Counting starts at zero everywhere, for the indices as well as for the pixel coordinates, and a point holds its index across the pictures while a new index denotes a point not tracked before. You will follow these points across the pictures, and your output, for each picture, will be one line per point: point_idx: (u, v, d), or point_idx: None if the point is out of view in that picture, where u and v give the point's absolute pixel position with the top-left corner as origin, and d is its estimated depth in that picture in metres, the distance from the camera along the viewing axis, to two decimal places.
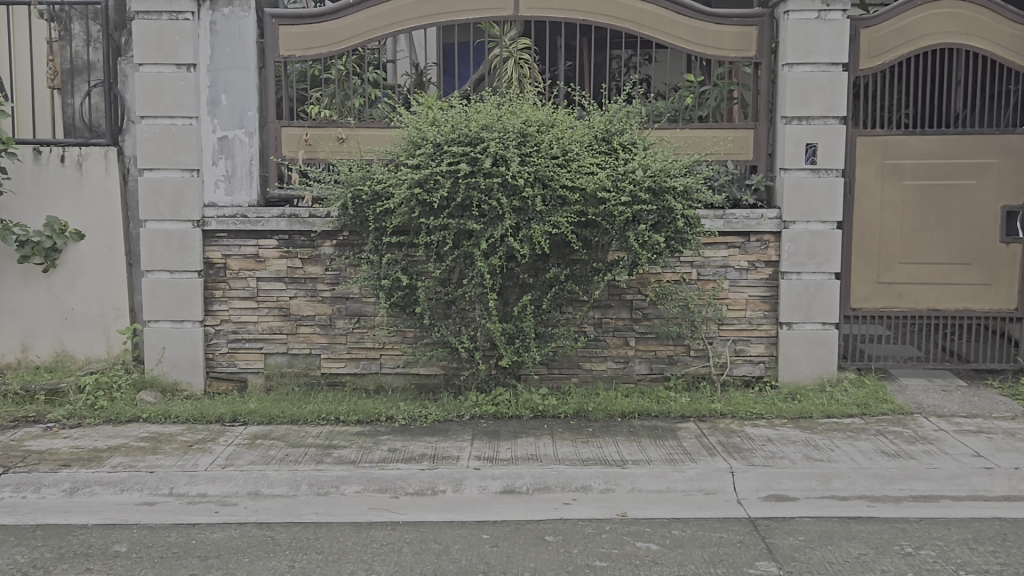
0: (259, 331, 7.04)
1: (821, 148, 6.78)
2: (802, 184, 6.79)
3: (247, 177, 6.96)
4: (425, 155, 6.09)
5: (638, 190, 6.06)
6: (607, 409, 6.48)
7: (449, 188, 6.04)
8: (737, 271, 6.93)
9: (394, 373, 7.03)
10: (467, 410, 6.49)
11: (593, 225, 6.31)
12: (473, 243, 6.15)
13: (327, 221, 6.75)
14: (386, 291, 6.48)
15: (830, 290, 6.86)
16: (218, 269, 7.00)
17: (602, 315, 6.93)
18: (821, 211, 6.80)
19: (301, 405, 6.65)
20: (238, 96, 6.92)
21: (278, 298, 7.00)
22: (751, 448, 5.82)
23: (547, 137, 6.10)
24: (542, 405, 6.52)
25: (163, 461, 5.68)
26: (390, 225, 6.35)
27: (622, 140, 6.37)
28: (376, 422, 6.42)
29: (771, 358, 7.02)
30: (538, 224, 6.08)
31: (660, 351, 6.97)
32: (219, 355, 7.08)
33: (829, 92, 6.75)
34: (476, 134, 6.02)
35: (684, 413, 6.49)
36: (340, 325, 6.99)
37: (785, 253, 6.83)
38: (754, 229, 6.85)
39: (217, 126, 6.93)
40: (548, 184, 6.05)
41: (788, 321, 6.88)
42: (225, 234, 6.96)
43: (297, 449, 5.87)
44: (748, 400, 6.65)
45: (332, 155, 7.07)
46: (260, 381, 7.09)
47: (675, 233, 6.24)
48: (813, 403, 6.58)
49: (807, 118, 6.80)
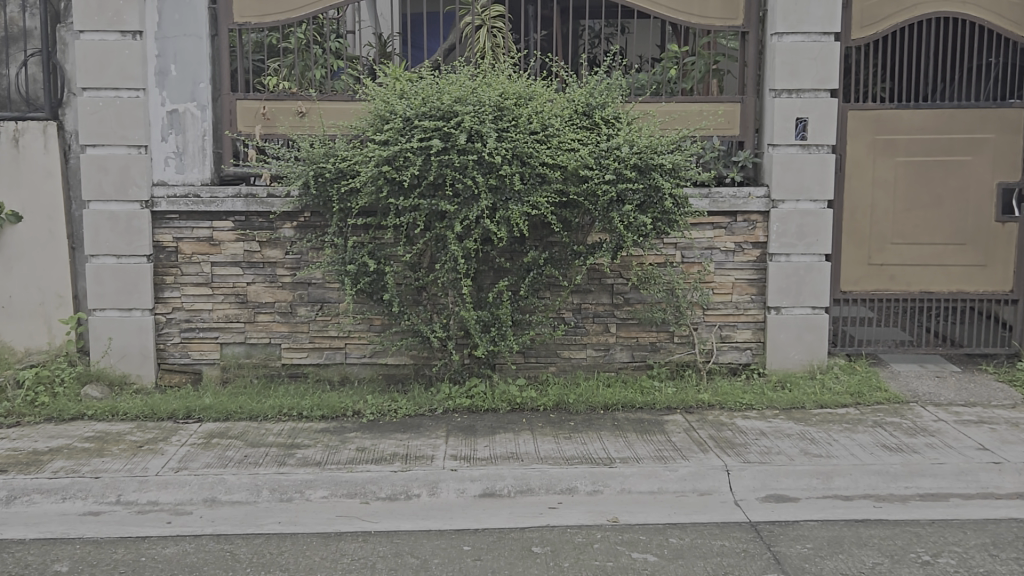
0: (214, 319, 6.56)
1: (812, 123, 6.42)
2: (792, 162, 6.43)
3: (200, 154, 6.48)
4: (394, 130, 5.64)
5: (623, 168, 5.68)
6: (589, 400, 6.10)
7: (420, 166, 5.60)
8: (723, 253, 6.57)
9: (360, 364, 6.59)
10: (439, 404, 6.07)
11: (573, 205, 5.91)
12: (446, 225, 5.72)
13: (287, 201, 6.27)
14: (352, 277, 6.01)
15: (821, 272, 6.51)
16: (169, 253, 6.51)
17: (581, 300, 6.52)
18: (811, 189, 6.45)
19: (260, 399, 6.19)
20: (189, 67, 6.40)
21: (235, 285, 6.52)
22: (744, 442, 5.47)
23: (525, 111, 5.68)
24: (519, 397, 6.13)
25: (109, 465, 5.20)
26: (356, 206, 5.88)
27: (604, 114, 5.96)
28: (342, 418, 5.99)
29: (758, 344, 6.67)
30: (517, 205, 5.65)
31: (642, 338, 6.60)
32: (171, 346, 6.59)
33: (820, 63, 6.37)
34: (449, 107, 5.59)
35: (670, 404, 6.13)
36: (301, 313, 6.52)
37: (774, 234, 6.47)
38: (741, 208, 6.48)
39: (166, 99, 6.41)
40: (527, 161, 5.63)
41: (777, 305, 6.53)
42: (176, 215, 6.46)
43: (258, 450, 5.42)
44: (736, 390, 6.30)
45: (292, 130, 6.56)
46: (215, 373, 6.60)
47: (662, 214, 5.85)
48: (804, 392, 6.24)
49: (798, 90, 6.43)
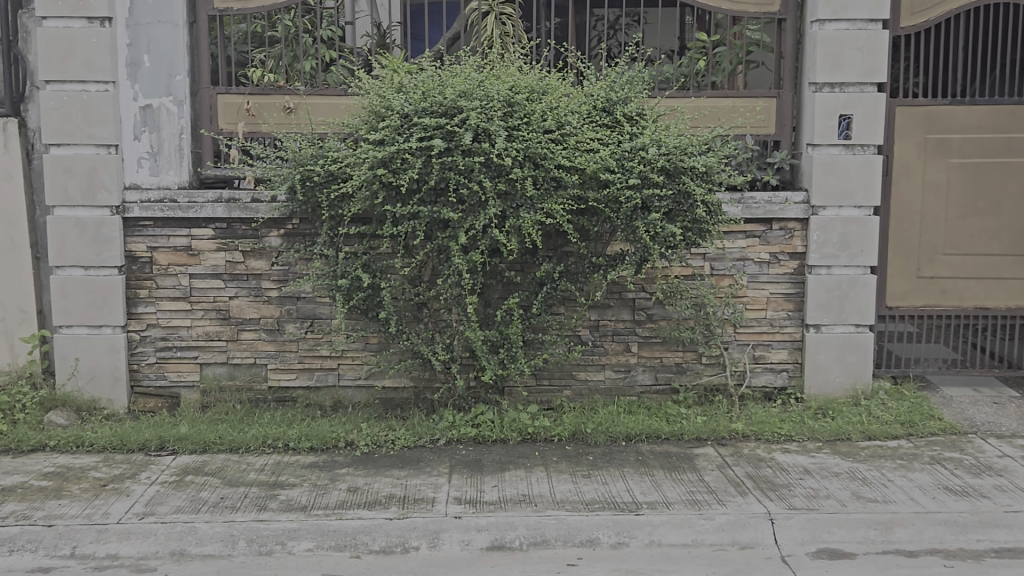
0: (193, 337, 5.92)
1: (857, 120, 5.76)
2: (834, 163, 5.78)
3: (176, 154, 5.85)
4: (390, 128, 5.01)
5: (649, 171, 5.04)
6: (609, 430, 5.46)
7: (420, 168, 4.96)
8: (757, 265, 5.93)
9: (354, 387, 5.95)
10: (442, 434, 5.44)
11: (591, 212, 5.27)
12: (449, 236, 5.09)
13: (273, 207, 5.64)
14: (344, 293, 5.38)
15: (865, 287, 5.86)
16: (144, 264, 5.87)
17: (599, 317, 5.89)
18: (855, 194, 5.79)
19: (242, 428, 5.55)
20: (164, 57, 5.76)
21: (216, 299, 5.88)
22: (786, 483, 4.82)
23: (537, 106, 5.05)
24: (532, 427, 5.49)
25: (65, 510, 4.56)
26: (349, 213, 5.24)
27: (626, 111, 5.32)
28: (333, 450, 5.35)
29: (795, 366, 6.02)
30: (529, 212, 5.01)
31: (667, 359, 5.96)
32: (146, 367, 5.95)
33: (867, 54, 5.71)
34: (452, 102, 4.95)
35: (699, 435, 5.49)
36: (290, 331, 5.89)
37: (814, 244, 5.82)
38: (777, 215, 5.84)
39: (139, 93, 5.77)
40: (540, 164, 5.00)
41: (816, 323, 5.88)
42: (151, 222, 5.82)
43: (236, 490, 4.79)
44: (773, 419, 5.65)
45: (280, 127, 5.92)
46: (195, 397, 5.96)
47: (693, 223, 5.18)
48: (849, 421, 5.60)
49: (841, 84, 5.78)
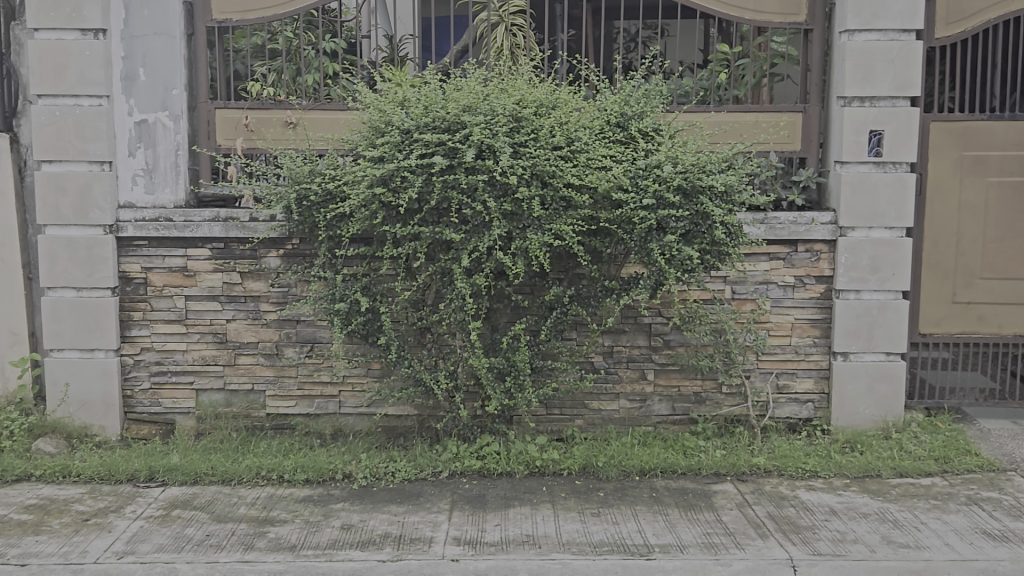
0: (189, 362, 5.68)
1: (888, 136, 5.44)
2: (864, 182, 5.45)
3: (172, 172, 5.61)
4: (390, 145, 4.75)
5: (665, 190, 4.74)
6: (622, 464, 5.16)
7: (421, 187, 4.69)
8: (781, 289, 5.60)
9: (356, 415, 5.68)
10: (445, 466, 5.16)
11: (604, 233, 4.98)
12: (452, 258, 4.81)
13: (271, 225, 5.40)
14: (342, 317, 5.12)
15: (897, 313, 5.53)
16: (138, 285, 5.64)
17: (613, 342, 5.59)
18: (886, 215, 5.47)
19: (236, 458, 5.29)
20: (160, 70, 5.54)
21: (213, 322, 5.64)
22: (810, 525, 4.49)
23: (545, 121, 4.78)
24: (540, 460, 5.19)
25: (42, 547, 4.30)
26: (347, 234, 4.98)
27: (641, 126, 5.03)
28: (330, 483, 5.08)
29: (821, 396, 5.68)
30: (536, 233, 4.73)
31: (684, 388, 5.64)
32: (139, 392, 5.71)
33: (899, 66, 5.39)
34: (455, 117, 4.69)
35: (718, 470, 5.16)
36: (289, 355, 5.63)
37: (842, 267, 5.50)
38: (803, 237, 5.52)
39: (134, 108, 5.55)
40: (548, 182, 4.73)
41: (844, 351, 5.55)
42: (145, 242, 5.59)
43: (223, 527, 4.52)
44: (797, 453, 5.31)
45: (278, 144, 5.68)
46: (190, 425, 5.71)
47: (712, 245, 4.85)
48: (878, 457, 5.25)
49: (871, 98, 5.46)
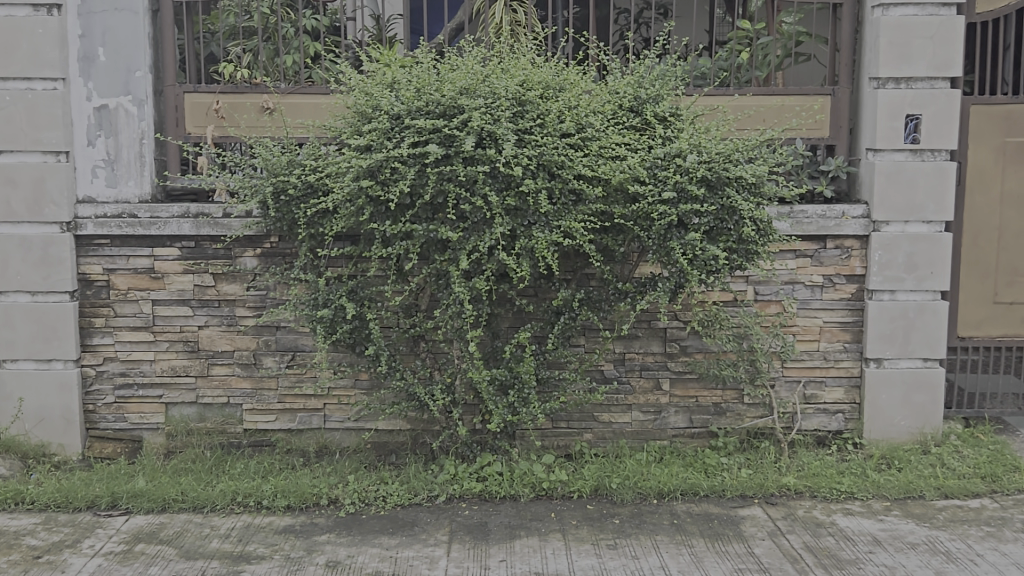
0: (157, 373, 5.14)
1: (926, 121, 4.94)
2: (900, 172, 4.95)
3: (136, 163, 5.06)
4: (378, 131, 4.22)
5: (687, 182, 4.22)
6: (638, 486, 4.66)
7: (413, 179, 4.17)
8: (809, 289, 5.10)
9: (342, 430, 5.16)
10: (441, 489, 4.65)
11: (617, 229, 4.46)
12: (449, 259, 4.29)
13: (246, 222, 4.86)
14: (326, 325, 4.58)
15: (935, 315, 5.04)
16: (100, 289, 5.09)
17: (625, 349, 5.09)
18: (923, 208, 4.97)
19: (210, 482, 4.76)
20: (122, 50, 4.97)
21: (183, 329, 5.11)
22: (854, 558, 4.00)
23: (553, 105, 4.26)
24: (547, 481, 4.68)
25: None
26: (331, 232, 4.45)
27: (658, 111, 4.52)
28: (314, 510, 4.56)
29: (852, 406, 5.19)
30: (543, 231, 4.21)
31: (703, 398, 5.14)
32: (103, 407, 5.18)
33: (939, 44, 4.88)
34: (452, 100, 4.16)
35: (744, 492, 4.66)
36: (268, 365, 5.11)
37: (875, 265, 5.00)
38: (833, 232, 5.02)
39: (93, 92, 4.98)
40: (555, 174, 4.21)
41: (877, 356, 5.06)
42: (107, 241, 5.04)
43: (192, 566, 3.99)
44: (830, 471, 4.82)
45: (253, 131, 5.12)
46: (159, 442, 5.18)
47: (740, 243, 4.34)
48: (919, 475, 4.77)
49: (908, 79, 4.95)
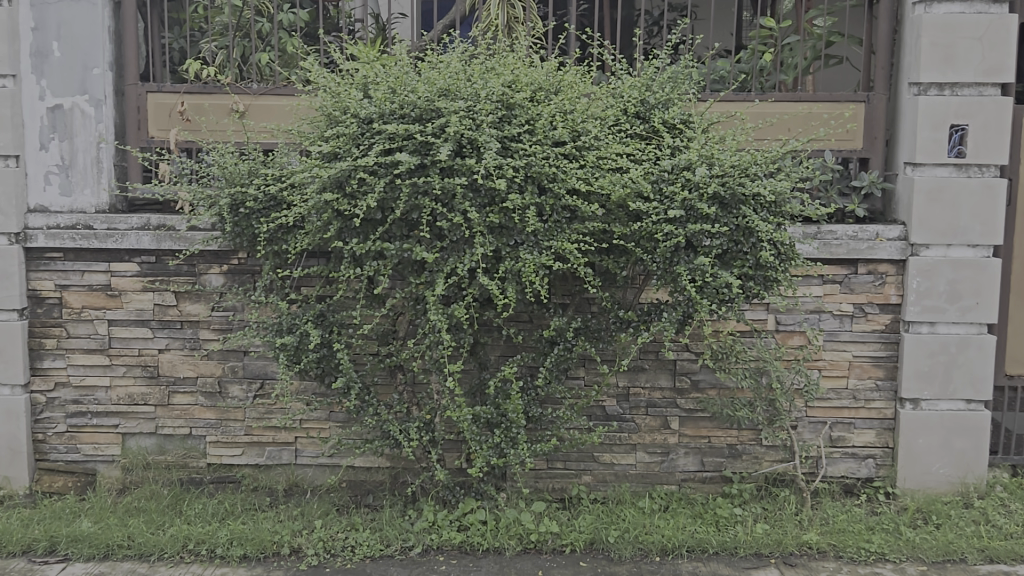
0: (113, 401, 4.68)
1: (973, 133, 4.38)
2: (942, 190, 4.40)
3: (92, 170, 4.61)
4: (344, 137, 3.73)
5: (697, 198, 3.68)
6: (639, 540, 4.12)
7: (383, 192, 3.67)
8: (837, 319, 4.55)
9: (315, 466, 4.67)
10: (418, 539, 4.14)
11: (618, 250, 3.94)
12: (424, 282, 3.79)
13: (208, 237, 4.39)
14: (290, 353, 4.08)
15: (980, 351, 4.47)
16: (51, 307, 4.63)
17: (629, 383, 4.57)
18: (969, 230, 4.41)
19: (161, 525, 4.28)
20: (78, 44, 4.52)
21: (142, 353, 4.64)
22: None
23: (544, 109, 3.74)
24: (536, 532, 4.15)
25: None
26: (296, 249, 3.96)
27: (666, 117, 3.99)
28: (272, 560, 4.06)
29: (885, 451, 4.63)
30: (531, 252, 3.68)
31: (716, 438, 4.61)
32: (54, 437, 4.72)
33: (988, 45, 4.32)
34: (429, 102, 3.66)
35: (759, 550, 4.11)
36: (233, 395, 4.63)
37: (913, 294, 4.45)
38: (865, 256, 4.46)
39: (46, 90, 4.53)
40: (545, 188, 3.70)
41: (913, 397, 4.50)
42: (59, 254, 4.57)
43: None
44: (857, 527, 4.25)
45: (214, 136, 4.66)
46: (114, 476, 4.71)
47: (757, 269, 3.79)
48: (960, 534, 4.18)
49: (953, 85, 4.40)
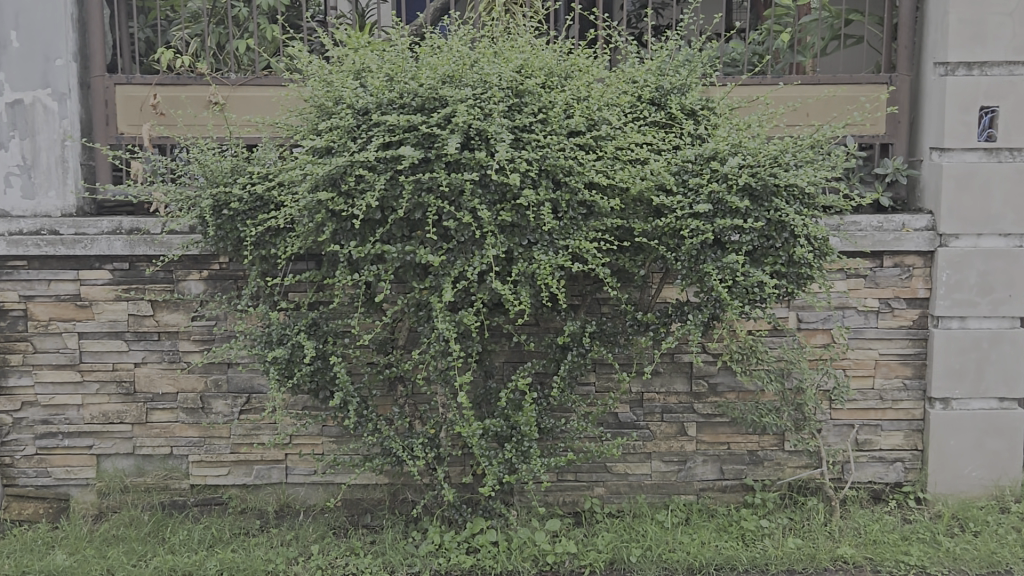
0: (86, 420, 4.32)
1: (1005, 115, 4.12)
2: (973, 176, 4.14)
3: (57, 170, 4.24)
4: (339, 130, 3.40)
5: (726, 191, 3.39)
6: (662, 559, 3.84)
7: (384, 189, 3.34)
8: (862, 315, 4.28)
9: (308, 485, 4.34)
10: (424, 564, 3.82)
11: (637, 248, 3.64)
12: (429, 287, 3.46)
13: (186, 241, 4.03)
14: (281, 367, 3.74)
15: (1013, 346, 4.22)
16: (15, 319, 4.25)
17: (643, 389, 4.28)
18: (1001, 218, 4.15)
19: (143, 555, 3.93)
20: (38, 34, 4.14)
21: (116, 367, 4.28)
22: None
23: (557, 95, 3.43)
24: (552, 553, 3.85)
25: None
26: (286, 253, 3.62)
27: (685, 103, 3.69)
28: None
29: (913, 454, 4.38)
30: (546, 252, 3.37)
31: (735, 445, 4.33)
32: (22, 461, 4.35)
33: (1019, 21, 4.06)
34: (433, 90, 3.33)
35: (792, 566, 3.83)
36: (218, 410, 4.29)
37: (942, 287, 4.18)
38: (892, 248, 4.19)
39: (4, 84, 4.15)
40: (561, 182, 3.39)
41: (944, 396, 4.25)
42: (24, 263, 4.17)
43: None
44: (893, 537, 3.98)
45: (192, 131, 4.31)
46: (90, 501, 4.35)
47: (790, 265, 3.50)
48: (1002, 542, 3.93)
49: (982, 64, 4.12)
